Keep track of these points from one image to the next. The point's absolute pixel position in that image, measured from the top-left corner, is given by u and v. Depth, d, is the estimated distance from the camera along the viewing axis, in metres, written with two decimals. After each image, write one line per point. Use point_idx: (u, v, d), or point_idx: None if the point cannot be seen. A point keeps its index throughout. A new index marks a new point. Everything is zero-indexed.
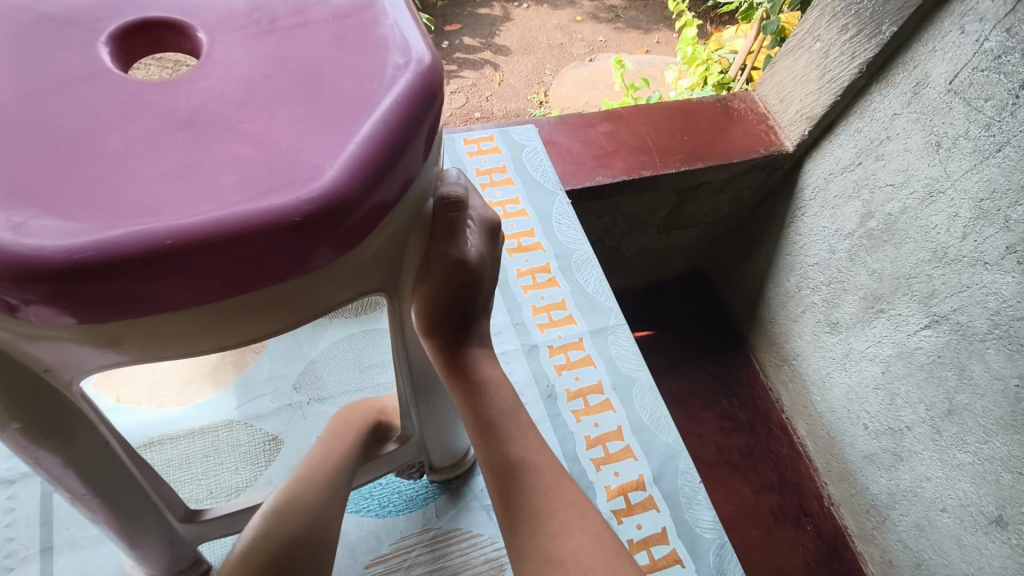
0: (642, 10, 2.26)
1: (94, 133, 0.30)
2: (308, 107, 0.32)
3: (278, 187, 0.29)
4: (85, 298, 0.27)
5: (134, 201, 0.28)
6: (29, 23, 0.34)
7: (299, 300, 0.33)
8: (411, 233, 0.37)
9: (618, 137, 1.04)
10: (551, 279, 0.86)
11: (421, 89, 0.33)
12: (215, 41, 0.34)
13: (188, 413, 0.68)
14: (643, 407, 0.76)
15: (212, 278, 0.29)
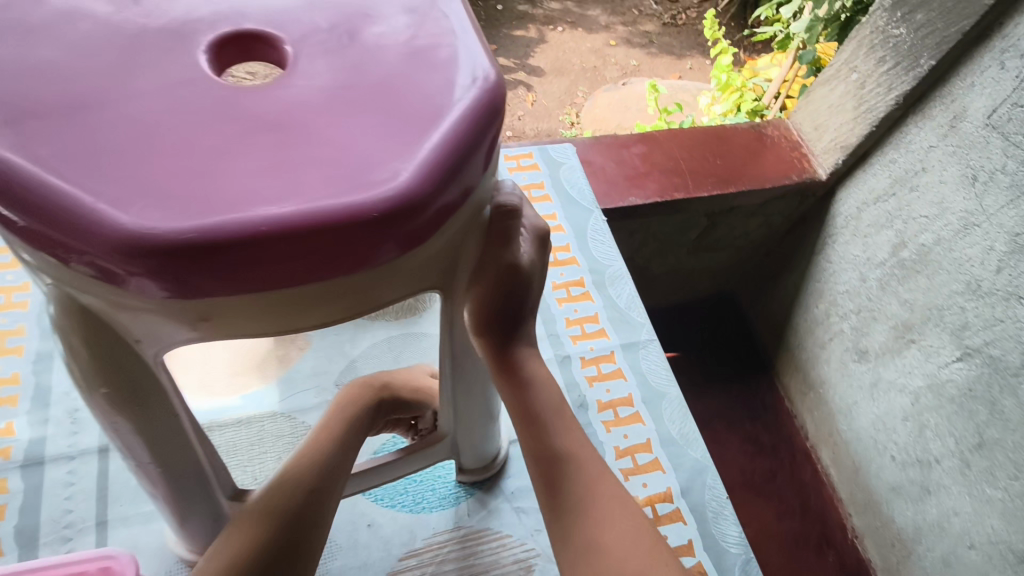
0: (676, 37, 2.33)
1: (199, 128, 0.33)
2: (385, 115, 0.35)
3: (357, 185, 0.32)
4: (183, 276, 0.30)
5: (230, 192, 0.30)
6: (134, 28, 0.36)
7: (363, 291, 0.36)
8: (471, 237, 0.40)
9: (651, 159, 1.08)
10: (585, 293, 0.88)
11: (484, 107, 0.36)
12: (306, 51, 0.38)
13: (236, 403, 0.71)
14: (672, 422, 0.77)
15: (294, 265, 0.32)
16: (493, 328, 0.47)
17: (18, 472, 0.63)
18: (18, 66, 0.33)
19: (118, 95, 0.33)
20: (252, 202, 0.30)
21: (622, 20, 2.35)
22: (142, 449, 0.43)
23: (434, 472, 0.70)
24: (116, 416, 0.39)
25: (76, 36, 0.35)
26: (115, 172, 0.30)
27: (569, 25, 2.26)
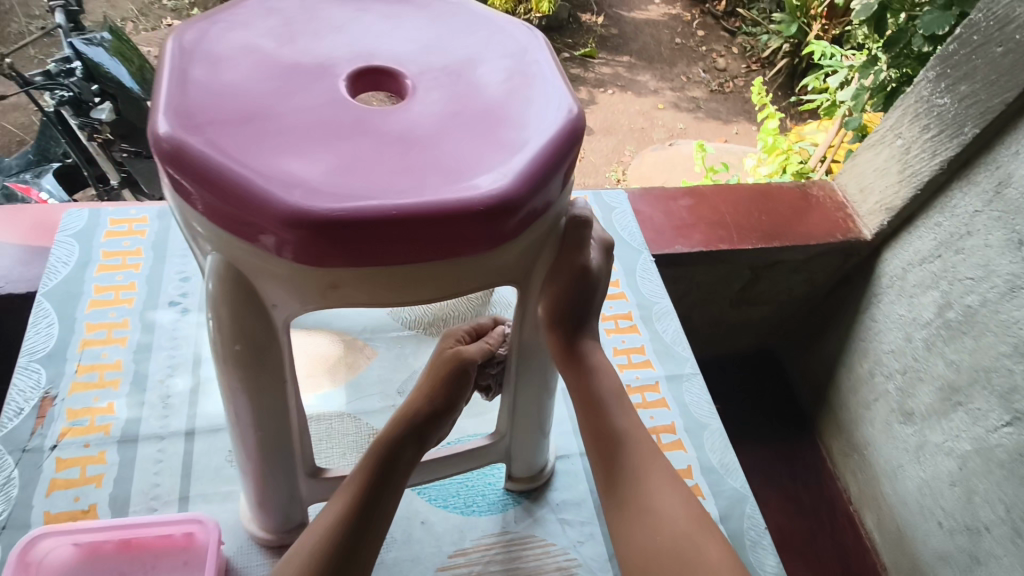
0: (723, 102, 2.43)
1: (342, 134, 0.40)
2: (488, 135, 0.42)
3: (467, 186, 0.39)
4: (326, 246, 0.37)
5: (368, 184, 0.37)
6: (289, 58, 0.45)
7: (459, 277, 0.42)
8: (548, 239, 0.47)
9: (697, 212, 1.16)
10: (632, 326, 0.93)
11: (569, 133, 0.44)
12: (423, 82, 0.46)
13: (308, 401, 0.78)
14: (713, 451, 0.80)
15: (412, 246, 0.39)
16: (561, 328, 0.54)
17: (115, 447, 0.70)
18: (203, 79, 0.41)
19: (280, 106, 0.41)
20: (386, 193, 0.37)
21: (671, 85, 2.48)
22: (249, 408, 0.49)
23: (484, 478, 0.74)
24: (240, 376, 0.46)
25: (246, 60, 0.44)
26: (281, 162, 0.38)
27: (619, 89, 2.39)
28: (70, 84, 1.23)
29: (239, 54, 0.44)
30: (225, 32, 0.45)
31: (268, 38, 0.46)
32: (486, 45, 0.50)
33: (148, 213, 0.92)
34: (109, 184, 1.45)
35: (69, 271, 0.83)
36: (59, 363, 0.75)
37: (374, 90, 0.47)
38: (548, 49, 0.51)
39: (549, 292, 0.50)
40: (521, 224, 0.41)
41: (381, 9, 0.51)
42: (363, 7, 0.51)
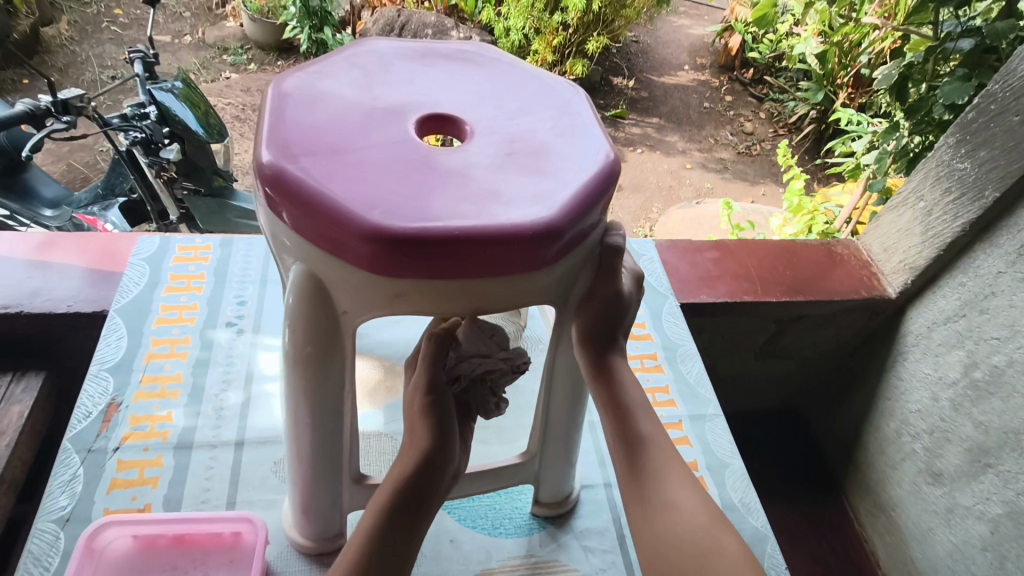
0: (749, 164, 2.51)
1: (413, 167, 0.47)
2: (538, 173, 0.49)
3: (519, 215, 0.45)
4: (397, 259, 0.43)
5: (435, 208, 0.44)
6: (368, 104, 0.52)
7: (507, 295, 0.48)
8: (585, 264, 0.53)
9: (723, 264, 1.22)
10: (657, 365, 0.96)
11: (608, 174, 0.50)
12: (481, 128, 0.53)
13: None
14: (734, 490, 0.82)
15: (470, 263, 0.44)
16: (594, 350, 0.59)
17: (171, 452, 0.76)
18: (297, 118, 0.49)
19: (361, 142, 0.48)
20: (452, 216, 0.44)
21: (698, 146, 2.59)
22: (309, 407, 0.55)
23: (512, 502, 0.78)
24: (308, 375, 0.52)
25: (331, 104, 0.51)
26: (362, 187, 0.44)
27: (647, 148, 2.51)
28: (144, 126, 1.38)
29: (326, 99, 0.52)
30: (316, 80, 0.53)
31: (350, 87, 0.54)
32: (536, 98, 0.57)
33: (211, 242, 1.00)
34: (169, 220, 1.56)
35: (139, 290, 0.91)
36: (125, 373, 0.82)
37: (438, 132, 0.54)
38: (589, 104, 0.58)
39: (582, 312, 0.56)
40: (563, 250, 0.47)
41: (446, 66, 0.59)
42: (431, 64, 0.59)
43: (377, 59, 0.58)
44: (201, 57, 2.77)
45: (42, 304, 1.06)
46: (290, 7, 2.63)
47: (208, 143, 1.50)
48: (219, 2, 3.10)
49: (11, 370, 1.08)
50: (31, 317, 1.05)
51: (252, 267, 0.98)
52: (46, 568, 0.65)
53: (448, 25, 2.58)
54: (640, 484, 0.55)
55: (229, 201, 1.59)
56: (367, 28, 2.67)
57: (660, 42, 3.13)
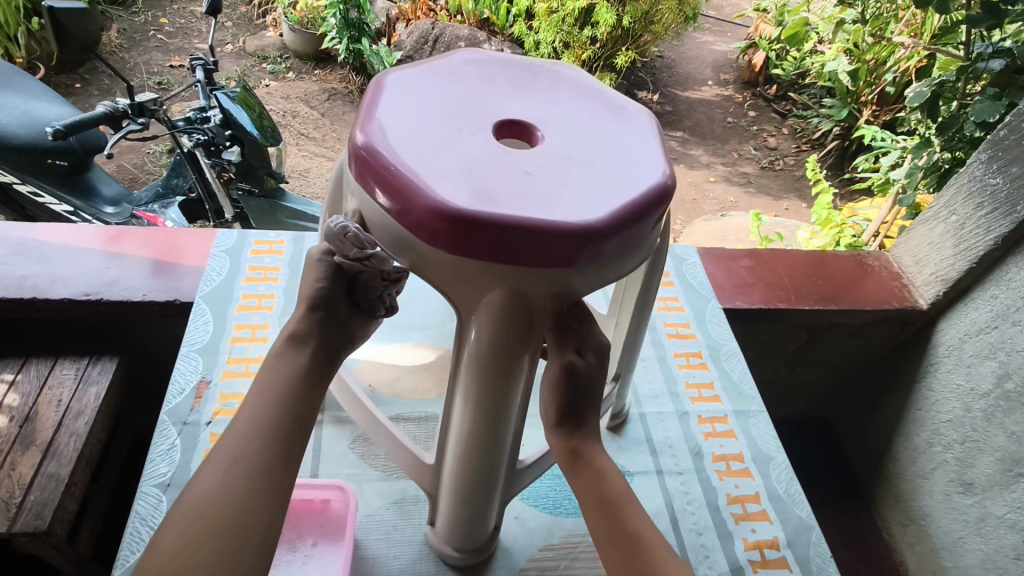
0: (774, 179, 2.56)
1: (448, 141, 0.56)
2: (523, 186, 0.53)
3: (444, 186, 0.52)
4: (363, 171, 0.55)
5: (414, 152, 0.54)
6: (490, 96, 0.63)
7: (428, 265, 0.54)
8: (496, 291, 0.54)
9: (757, 272, 1.28)
10: (702, 363, 1.00)
11: (562, 229, 0.51)
12: (548, 142, 0.59)
13: (422, 403, 0.89)
14: (779, 481, 0.87)
15: (398, 206, 0.53)
16: (499, 379, 0.57)
17: None
18: (439, 79, 0.63)
19: (447, 108, 0.60)
20: (415, 168, 0.53)
21: (723, 160, 2.64)
22: None
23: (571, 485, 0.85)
24: None
25: (475, 82, 0.65)
26: (402, 114, 0.58)
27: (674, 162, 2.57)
28: (207, 129, 1.44)
29: (475, 79, 0.65)
30: (488, 70, 0.67)
31: (505, 82, 0.66)
32: (624, 162, 0.58)
33: (284, 237, 1.07)
34: (225, 219, 1.60)
35: (222, 279, 0.98)
36: (213, 355, 0.89)
37: (519, 139, 0.61)
38: (649, 201, 0.56)
39: (487, 325, 0.55)
40: (479, 252, 0.51)
41: (603, 107, 0.65)
42: (588, 98, 0.66)
43: (554, 76, 0.68)
44: (242, 65, 2.87)
45: (120, 292, 1.13)
46: (330, 19, 2.74)
47: (263, 145, 1.57)
48: (260, 14, 3.23)
49: (88, 354, 1.12)
50: (109, 305, 1.12)
51: None
52: (153, 527, 0.72)
53: (480, 37, 2.67)
54: (628, 552, 0.53)
55: (280, 202, 1.68)
56: (402, 41, 2.78)
57: (684, 58, 3.21)
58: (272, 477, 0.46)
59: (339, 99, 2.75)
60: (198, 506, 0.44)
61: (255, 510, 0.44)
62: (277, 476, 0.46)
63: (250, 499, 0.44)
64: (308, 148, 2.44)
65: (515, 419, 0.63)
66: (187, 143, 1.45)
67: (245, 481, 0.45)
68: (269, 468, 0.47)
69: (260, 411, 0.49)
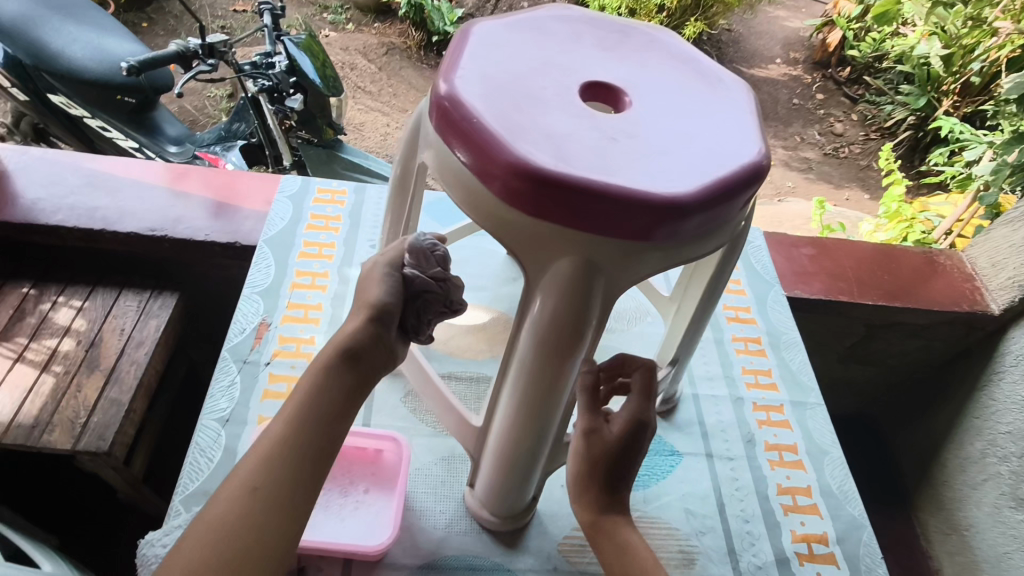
0: (836, 167, 2.45)
1: (532, 98, 0.52)
2: (609, 152, 0.49)
3: (526, 145, 0.48)
4: (443, 121, 0.52)
5: (497, 104, 0.50)
6: (579, 52, 0.59)
7: (501, 224, 0.50)
8: (564, 261, 0.49)
9: (819, 262, 1.23)
10: (760, 349, 0.97)
11: (645, 200, 0.47)
12: (637, 107, 0.54)
13: (473, 363, 0.88)
14: (833, 476, 0.85)
15: (476, 160, 0.49)
16: (557, 357, 0.53)
17: None
18: (527, 33, 0.59)
19: (533, 62, 0.56)
20: (496, 121, 0.49)
21: (784, 143, 2.54)
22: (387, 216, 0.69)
23: None
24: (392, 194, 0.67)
25: (561, 40, 0.59)
26: (486, 64, 0.54)
27: None
28: (272, 75, 1.44)
29: (561, 37, 0.60)
30: (579, 27, 0.62)
31: (593, 44, 0.60)
32: (718, 134, 0.53)
33: (347, 187, 1.07)
34: (283, 165, 1.61)
35: (285, 224, 0.99)
36: (274, 298, 0.90)
37: (604, 104, 0.56)
38: (743, 177, 0.50)
39: (550, 302, 0.51)
40: (554, 216, 0.48)
41: (699, 74, 0.59)
42: (684, 64, 0.61)
43: (646, 41, 0.63)
44: (301, 14, 2.85)
45: (183, 230, 1.15)
46: None
47: (326, 96, 1.56)
48: None
49: (150, 288, 1.15)
50: (173, 242, 1.14)
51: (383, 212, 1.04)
52: (212, 459, 0.74)
53: None
54: None
55: (338, 153, 1.66)
56: None
57: (752, 33, 3.06)
58: (288, 505, 0.44)
59: (397, 54, 2.71)
60: (206, 528, 0.42)
61: (265, 541, 0.43)
62: (294, 515, 0.44)
63: (261, 528, 0.43)
64: (365, 103, 2.43)
65: (568, 395, 0.59)
66: (252, 88, 1.47)
67: (260, 506, 0.43)
68: (286, 494, 0.45)
69: (291, 430, 0.47)
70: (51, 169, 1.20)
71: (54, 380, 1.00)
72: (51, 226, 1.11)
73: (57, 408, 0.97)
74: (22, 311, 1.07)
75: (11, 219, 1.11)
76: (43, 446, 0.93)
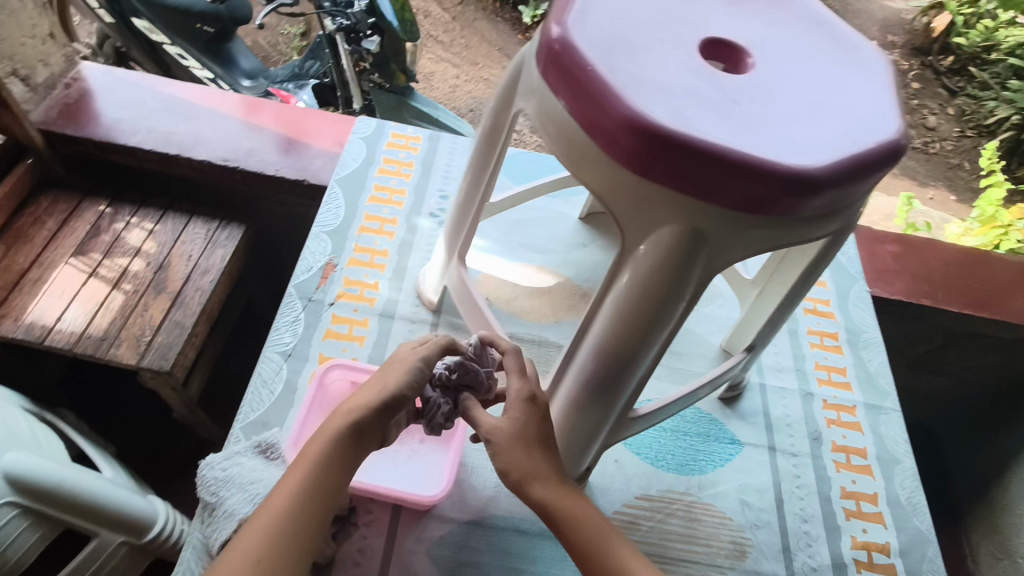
0: (920, 164, 2.20)
1: (650, 50, 0.48)
2: (730, 113, 0.45)
3: (643, 98, 0.44)
4: (554, 63, 0.48)
5: (614, 52, 0.47)
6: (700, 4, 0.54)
7: (605, 181, 0.48)
8: (669, 228, 0.46)
9: (904, 261, 1.14)
10: (836, 346, 0.92)
11: (769, 169, 0.43)
12: (762, 68, 0.50)
13: (533, 326, 0.86)
14: (902, 487, 0.80)
15: (585, 109, 0.46)
16: (644, 328, 0.51)
17: (376, 318, 0.83)
18: None
19: (651, 10, 0.51)
20: (611, 70, 0.46)
21: None
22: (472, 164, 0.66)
23: (676, 440, 0.81)
24: (480, 142, 0.64)
25: None
26: (603, 7, 0.50)
27: None
28: (350, 14, 1.40)
29: None
30: None
31: None
32: (851, 106, 0.48)
33: (421, 134, 1.04)
34: (352, 108, 1.60)
35: (357, 166, 0.98)
36: (341, 240, 0.89)
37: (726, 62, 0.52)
38: (878, 156, 0.45)
39: (645, 270, 0.48)
40: (664, 178, 0.44)
41: (832, 42, 0.54)
42: (815, 28, 0.55)
43: None
44: None
45: (254, 163, 1.15)
46: None
47: (404, 41, 1.48)
48: None
49: (219, 217, 1.16)
50: (244, 174, 1.15)
51: (455, 164, 1.01)
52: (273, 391, 0.75)
53: None
54: None
55: (408, 101, 1.59)
56: None
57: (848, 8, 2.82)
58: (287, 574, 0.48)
59: (472, 5, 2.61)
60: None
61: None
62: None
63: None
64: (436, 53, 2.36)
65: (643, 372, 0.56)
66: (330, 26, 1.44)
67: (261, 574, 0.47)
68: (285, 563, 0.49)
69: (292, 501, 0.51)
70: (132, 90, 1.21)
71: (123, 298, 1.02)
72: (130, 147, 1.13)
73: (125, 324, 0.99)
74: (97, 228, 1.10)
75: (93, 136, 1.13)
76: (111, 359, 0.96)
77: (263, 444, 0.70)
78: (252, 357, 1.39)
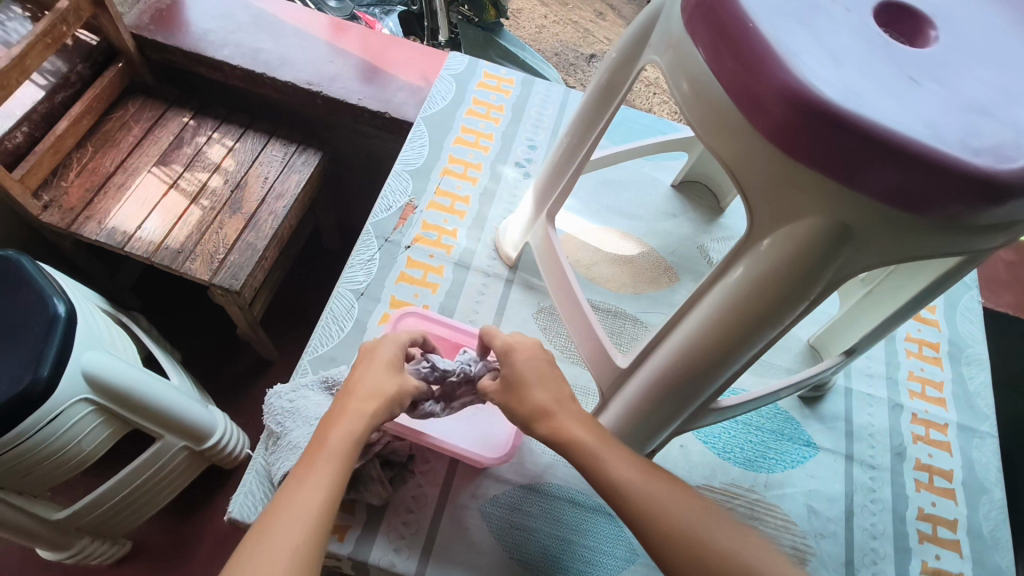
0: None
1: (820, 12, 0.42)
2: (906, 96, 0.39)
3: (809, 67, 0.39)
4: (706, 17, 0.43)
5: (779, 12, 0.41)
6: None
7: (742, 157, 0.43)
8: (810, 220, 0.41)
9: (1019, 272, 1.03)
10: (936, 358, 0.85)
11: (946, 165, 0.37)
12: (946, 44, 0.43)
13: (608, 293, 0.82)
14: (987, 518, 0.74)
15: (735, 74, 0.41)
16: (756, 324, 0.46)
17: (451, 266, 0.81)
18: None
19: None
20: (773, 32, 0.40)
21: None
22: (579, 119, 0.62)
23: (746, 434, 0.78)
24: (592, 98, 0.59)
25: None
26: None
27: None
28: None
29: None
30: None
31: None
32: None
33: (514, 78, 0.99)
34: (438, 41, 1.55)
35: (445, 105, 0.94)
36: (423, 180, 0.86)
37: (901, 35, 0.45)
38: None
39: (771, 262, 0.43)
40: (815, 161, 0.39)
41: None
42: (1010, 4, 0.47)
43: None
44: None
45: (338, 90, 1.12)
46: None
47: None
48: None
49: (297, 141, 1.15)
50: (326, 99, 1.12)
51: (547, 113, 0.96)
52: (343, 328, 0.74)
53: None
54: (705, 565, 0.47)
55: (497, 39, 1.51)
56: None
57: None
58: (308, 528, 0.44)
59: None
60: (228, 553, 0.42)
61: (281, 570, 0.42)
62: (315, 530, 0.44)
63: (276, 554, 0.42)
64: None
65: (739, 369, 0.52)
66: None
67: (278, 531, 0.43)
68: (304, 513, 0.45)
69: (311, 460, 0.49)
70: (224, 3, 1.19)
71: (200, 214, 1.02)
72: (218, 61, 1.11)
73: (200, 240, 1.00)
74: (180, 140, 1.10)
75: (183, 45, 1.11)
76: (185, 273, 0.97)
77: (330, 380, 0.69)
78: (311, 284, 1.39)
